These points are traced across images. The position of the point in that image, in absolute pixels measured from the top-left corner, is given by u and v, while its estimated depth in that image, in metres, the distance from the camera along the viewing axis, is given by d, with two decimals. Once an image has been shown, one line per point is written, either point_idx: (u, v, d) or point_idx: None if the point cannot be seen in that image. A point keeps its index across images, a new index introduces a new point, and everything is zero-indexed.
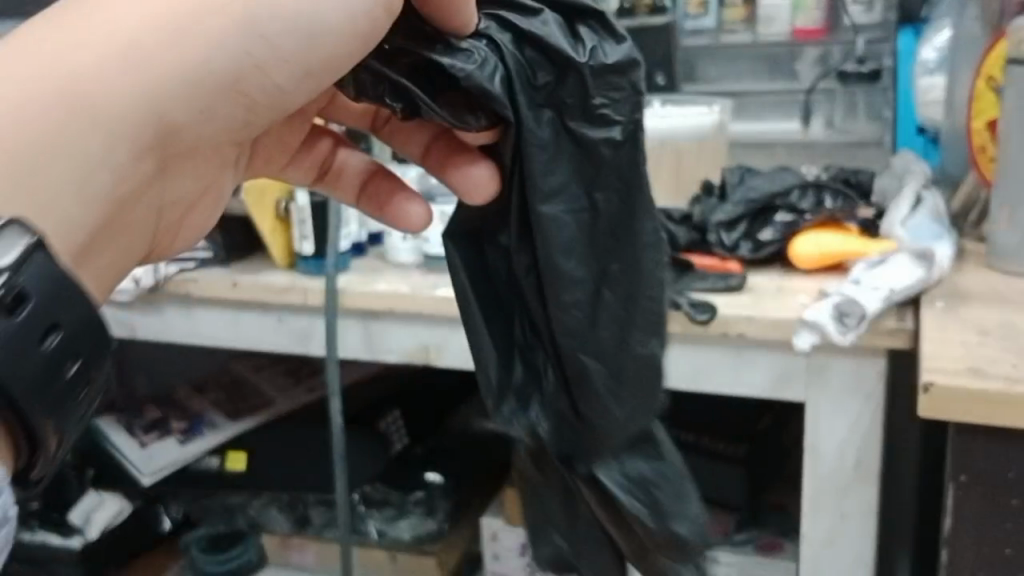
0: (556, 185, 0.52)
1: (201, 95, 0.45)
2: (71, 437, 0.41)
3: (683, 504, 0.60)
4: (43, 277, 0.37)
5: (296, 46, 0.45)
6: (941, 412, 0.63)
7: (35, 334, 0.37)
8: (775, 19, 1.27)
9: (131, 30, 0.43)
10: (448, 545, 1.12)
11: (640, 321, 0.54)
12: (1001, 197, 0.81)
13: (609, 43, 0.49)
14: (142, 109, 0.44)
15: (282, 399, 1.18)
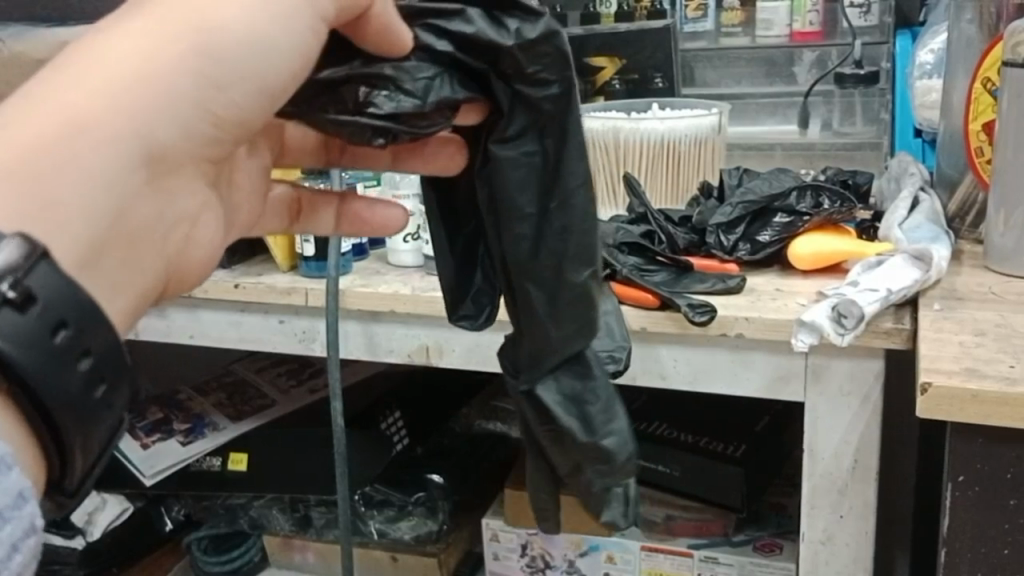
0: (507, 134, 0.55)
1: (172, 113, 0.45)
2: (102, 447, 0.43)
3: (612, 419, 0.63)
4: (51, 280, 0.39)
5: (246, 65, 0.46)
6: (939, 413, 0.64)
7: (46, 331, 0.38)
8: (774, 22, 1.31)
9: (99, 70, 0.43)
10: (449, 546, 1.14)
11: (571, 255, 0.57)
12: (998, 199, 0.82)
13: (529, 19, 0.51)
14: (125, 134, 0.44)
15: (284, 399, 1.20)
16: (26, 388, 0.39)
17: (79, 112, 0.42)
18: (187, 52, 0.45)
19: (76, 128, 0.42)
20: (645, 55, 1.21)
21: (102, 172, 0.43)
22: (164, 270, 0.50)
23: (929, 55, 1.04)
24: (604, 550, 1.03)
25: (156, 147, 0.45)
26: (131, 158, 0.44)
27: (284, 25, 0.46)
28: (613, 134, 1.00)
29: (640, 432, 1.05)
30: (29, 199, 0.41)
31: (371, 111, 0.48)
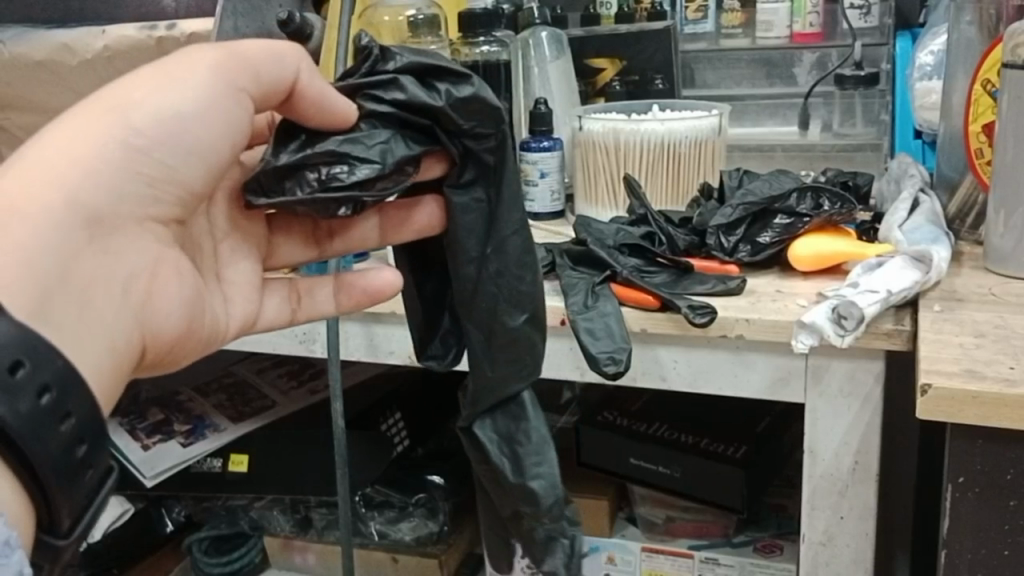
0: (461, 180, 0.63)
1: (102, 177, 0.53)
2: (81, 496, 0.48)
3: (541, 462, 0.69)
4: (5, 327, 0.45)
5: (174, 129, 0.55)
6: (939, 414, 0.64)
7: (4, 371, 0.44)
8: (774, 23, 1.30)
9: (41, 153, 0.52)
10: (450, 546, 1.14)
11: (505, 299, 0.65)
12: (997, 200, 0.82)
13: (460, 82, 0.59)
14: (61, 203, 0.51)
15: (285, 400, 1.20)
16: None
17: (20, 194, 0.50)
18: (109, 128, 0.53)
19: (19, 209, 0.50)
20: (645, 56, 1.21)
21: (45, 235, 0.50)
22: (131, 320, 0.56)
23: (929, 56, 1.04)
24: (605, 550, 1.04)
25: (91, 209, 0.52)
26: (71, 222, 0.51)
27: (200, 96, 0.55)
28: (613, 136, 1.01)
29: (638, 432, 1.05)
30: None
31: (335, 185, 0.56)
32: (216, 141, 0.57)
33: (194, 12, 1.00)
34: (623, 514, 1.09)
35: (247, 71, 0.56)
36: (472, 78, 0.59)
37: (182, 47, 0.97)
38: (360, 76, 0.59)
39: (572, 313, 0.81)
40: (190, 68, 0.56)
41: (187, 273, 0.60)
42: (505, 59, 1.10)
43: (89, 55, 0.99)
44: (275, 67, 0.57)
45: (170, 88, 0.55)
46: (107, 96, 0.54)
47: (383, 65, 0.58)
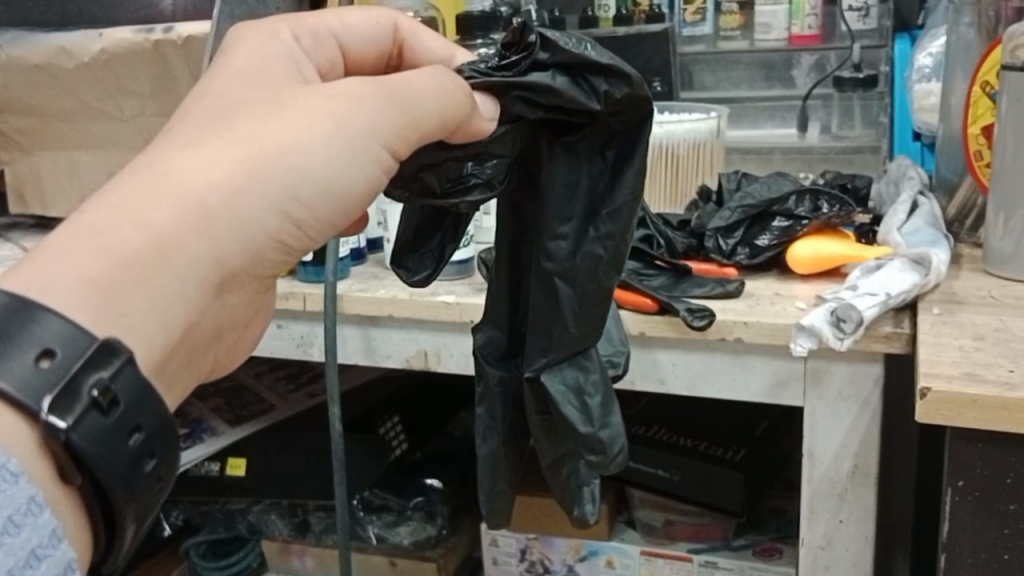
0: (571, 141, 0.62)
1: (245, 235, 0.47)
2: (141, 532, 0.45)
3: (608, 414, 0.68)
4: (135, 386, 0.41)
5: (321, 200, 0.50)
6: (938, 418, 0.64)
7: (122, 434, 0.41)
8: (772, 25, 1.29)
9: (190, 194, 0.45)
10: (448, 551, 1.13)
11: (607, 262, 0.63)
12: (998, 203, 0.82)
13: (620, 83, 0.58)
14: (204, 258, 0.45)
15: (283, 403, 1.19)
16: (95, 484, 0.41)
17: (163, 233, 0.44)
18: (270, 183, 0.48)
19: (161, 255, 0.44)
20: (643, 59, 1.21)
21: (179, 290, 0.44)
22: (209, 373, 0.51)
23: (929, 58, 1.04)
24: (603, 554, 1.03)
25: (227, 270, 0.47)
26: (205, 278, 0.46)
27: (361, 162, 0.51)
28: None
29: (639, 437, 1.04)
30: (122, 313, 0.42)
31: (470, 184, 0.59)
32: (352, 201, 0.52)
33: (192, 15, 0.99)
34: (622, 517, 1.09)
35: (412, 134, 0.53)
36: (631, 76, 0.59)
37: (180, 50, 0.97)
38: (512, 68, 0.58)
39: None
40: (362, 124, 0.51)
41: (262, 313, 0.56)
42: None
43: (87, 58, 0.98)
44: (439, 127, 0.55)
45: (342, 143, 0.50)
46: (277, 140, 0.48)
47: (543, 57, 0.57)
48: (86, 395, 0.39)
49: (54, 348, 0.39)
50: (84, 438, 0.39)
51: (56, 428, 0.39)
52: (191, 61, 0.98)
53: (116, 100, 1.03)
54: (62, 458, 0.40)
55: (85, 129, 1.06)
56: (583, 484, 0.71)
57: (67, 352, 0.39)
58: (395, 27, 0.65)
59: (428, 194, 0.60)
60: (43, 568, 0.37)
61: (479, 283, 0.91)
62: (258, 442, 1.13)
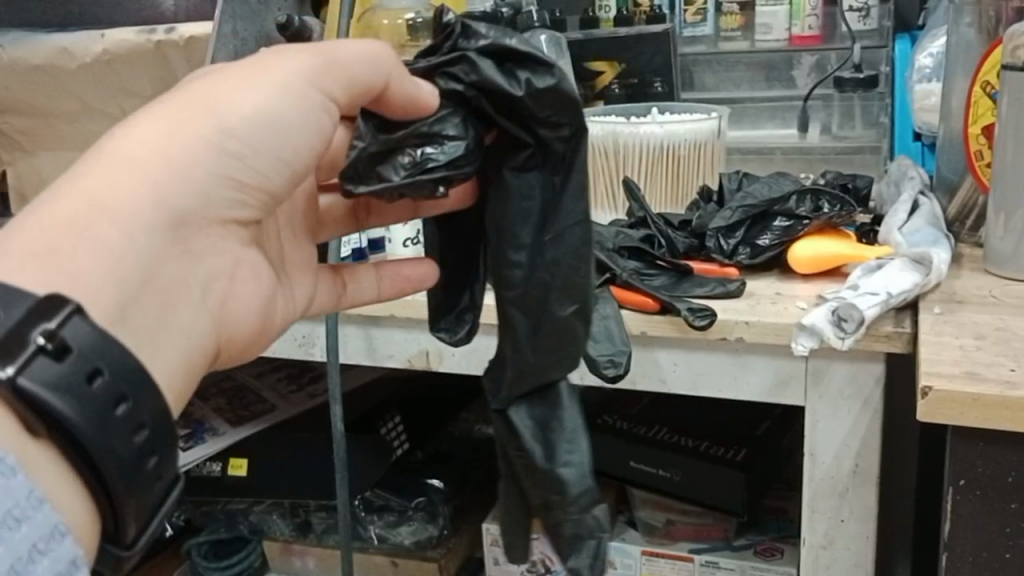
0: (517, 163, 0.59)
1: (188, 184, 0.50)
2: (150, 502, 0.45)
3: (573, 450, 0.63)
4: (85, 333, 0.42)
5: (260, 138, 0.51)
6: (940, 417, 0.64)
7: (81, 379, 0.42)
8: (772, 25, 1.30)
9: (122, 156, 0.48)
10: (449, 551, 1.12)
11: (558, 288, 0.61)
12: (998, 203, 0.82)
13: (542, 73, 0.55)
14: (146, 207, 0.48)
15: (284, 403, 1.19)
16: (70, 439, 0.42)
17: (101, 190, 0.47)
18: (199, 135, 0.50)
19: (103, 209, 0.46)
20: (644, 59, 1.21)
21: (127, 241, 0.47)
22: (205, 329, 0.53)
23: (929, 58, 1.04)
24: (604, 555, 1.03)
25: (176, 212, 0.49)
26: (155, 228, 0.48)
27: (294, 100, 0.52)
28: (613, 139, 1.01)
29: (640, 437, 1.04)
30: (61, 269, 0.44)
31: (428, 165, 0.53)
32: (301, 141, 0.53)
33: (194, 16, 1.00)
34: (624, 517, 1.09)
35: (342, 76, 0.53)
36: (558, 68, 0.55)
37: (182, 51, 0.97)
38: (442, 53, 0.56)
39: None
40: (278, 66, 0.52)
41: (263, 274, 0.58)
42: None
43: (88, 59, 0.99)
44: (367, 74, 0.54)
45: (265, 88, 0.51)
46: (194, 94, 0.51)
47: (465, 44, 0.55)
48: (33, 342, 0.40)
49: (1, 312, 0.41)
50: (34, 382, 0.40)
51: (2, 377, 0.40)
52: (192, 61, 0.98)
53: (118, 100, 1.03)
54: (19, 407, 0.40)
55: (87, 130, 1.07)
56: (569, 525, 0.63)
57: (12, 313, 0.41)
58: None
59: (378, 182, 0.53)
60: (24, 529, 0.38)
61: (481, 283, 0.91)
62: (259, 442, 1.13)
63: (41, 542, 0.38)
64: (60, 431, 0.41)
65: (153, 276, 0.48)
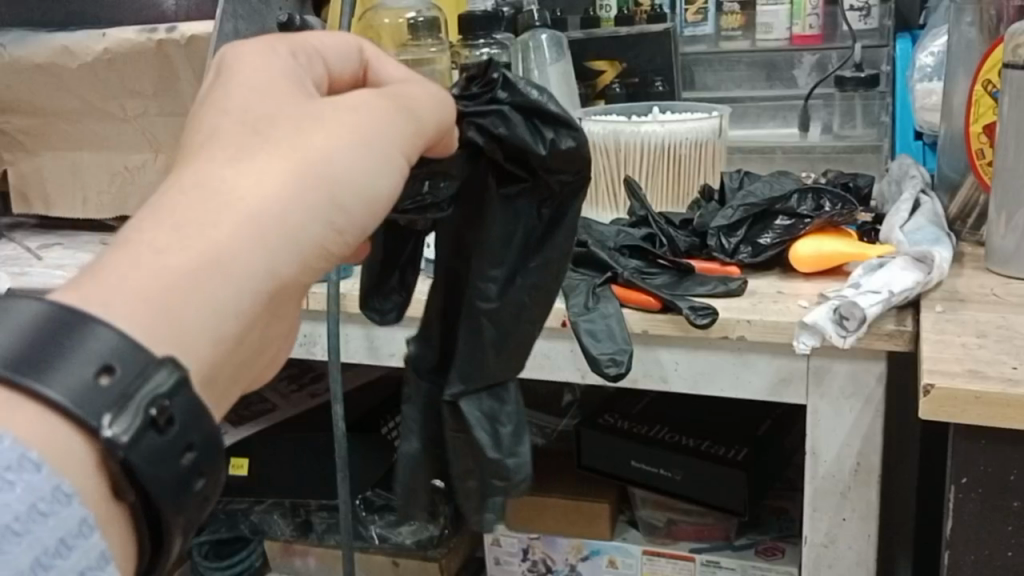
0: (512, 193, 0.61)
1: (299, 249, 0.42)
2: (200, 513, 0.39)
3: (520, 443, 0.62)
4: (192, 405, 0.37)
5: (358, 210, 0.45)
6: (941, 414, 0.64)
7: (175, 451, 0.36)
8: (773, 26, 1.30)
9: (237, 212, 0.41)
10: (450, 551, 1.13)
11: (532, 309, 0.61)
12: (999, 202, 0.82)
13: (568, 135, 0.58)
14: (256, 270, 0.41)
15: (285, 403, 1.19)
16: (147, 496, 0.36)
17: (216, 248, 0.40)
18: (309, 189, 0.43)
19: (218, 271, 0.40)
20: (645, 58, 1.21)
21: (234, 309, 0.40)
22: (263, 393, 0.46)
23: (930, 57, 1.05)
24: (605, 554, 1.04)
25: (281, 285, 0.42)
26: (260, 292, 0.41)
27: (386, 166, 0.46)
28: (614, 138, 1.01)
29: (641, 436, 1.04)
30: (167, 327, 0.38)
31: None
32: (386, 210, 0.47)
33: (194, 15, 1.00)
34: (625, 517, 1.09)
35: (425, 140, 0.50)
36: (580, 133, 0.59)
37: (183, 50, 0.97)
38: (472, 101, 0.59)
39: (573, 313, 0.81)
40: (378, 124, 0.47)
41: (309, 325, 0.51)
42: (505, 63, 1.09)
43: (89, 58, 0.99)
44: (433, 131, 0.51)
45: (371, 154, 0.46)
46: (308, 149, 0.44)
47: (501, 96, 0.58)
48: (142, 413, 0.35)
49: (113, 364, 0.35)
50: (140, 457, 0.35)
51: (114, 447, 0.35)
52: (193, 60, 0.98)
53: (119, 100, 1.03)
54: (118, 476, 0.35)
55: (88, 129, 1.07)
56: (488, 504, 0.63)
57: (127, 369, 0.35)
58: (360, 53, 0.53)
59: None
60: (74, 557, 0.33)
61: None
62: (259, 441, 1.13)
63: None
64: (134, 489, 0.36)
65: (242, 352, 0.42)
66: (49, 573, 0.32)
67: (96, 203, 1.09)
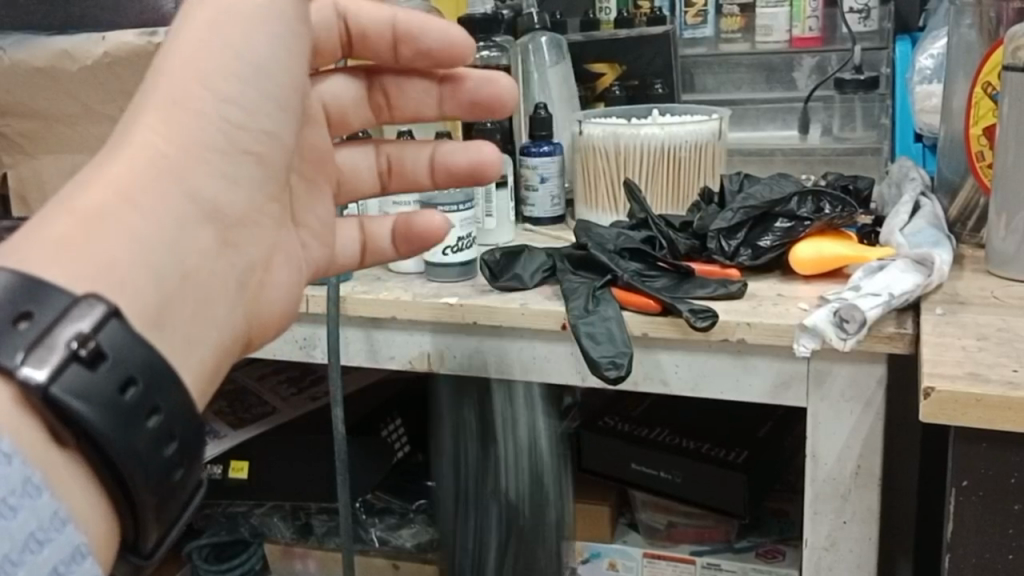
0: None
1: (207, 160, 0.48)
2: (171, 506, 0.42)
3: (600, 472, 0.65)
4: (117, 337, 0.38)
5: (252, 101, 0.50)
6: (942, 417, 0.64)
7: (114, 388, 0.38)
8: (773, 28, 1.31)
9: (147, 143, 0.46)
10: (449, 553, 1.12)
11: None
12: (999, 205, 0.82)
13: None
14: (177, 196, 0.46)
15: (285, 407, 1.19)
16: (99, 451, 0.38)
17: (127, 177, 0.45)
18: (200, 102, 0.48)
19: (133, 194, 0.45)
20: (644, 61, 1.21)
21: (163, 225, 0.45)
22: (235, 313, 0.51)
23: (929, 60, 1.05)
24: (606, 557, 1.04)
25: (204, 191, 0.48)
26: (187, 210, 0.47)
27: (269, 54, 0.51)
28: (614, 140, 1.01)
29: (640, 439, 1.04)
30: (99, 258, 0.42)
31: None
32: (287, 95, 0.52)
33: None
34: (625, 519, 1.09)
35: None
36: None
37: None
38: None
39: (573, 317, 0.81)
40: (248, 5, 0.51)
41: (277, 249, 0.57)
42: (505, 65, 1.11)
43: (89, 61, 1.01)
44: None
45: (250, 50, 0.50)
46: (189, 64, 0.49)
47: None
48: (64, 347, 0.37)
49: (34, 311, 0.37)
50: (66, 390, 0.37)
51: (35, 384, 0.36)
52: None
53: (119, 102, 1.03)
54: (49, 413, 0.37)
55: (89, 133, 1.07)
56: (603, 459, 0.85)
57: (45, 310, 0.38)
58: (336, 8, 0.64)
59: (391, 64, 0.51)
60: (45, 553, 0.35)
61: (481, 285, 0.91)
62: (258, 445, 1.13)
63: (62, 566, 0.35)
64: (92, 442, 0.38)
65: (184, 258, 0.46)
66: (20, 567, 0.34)
67: None
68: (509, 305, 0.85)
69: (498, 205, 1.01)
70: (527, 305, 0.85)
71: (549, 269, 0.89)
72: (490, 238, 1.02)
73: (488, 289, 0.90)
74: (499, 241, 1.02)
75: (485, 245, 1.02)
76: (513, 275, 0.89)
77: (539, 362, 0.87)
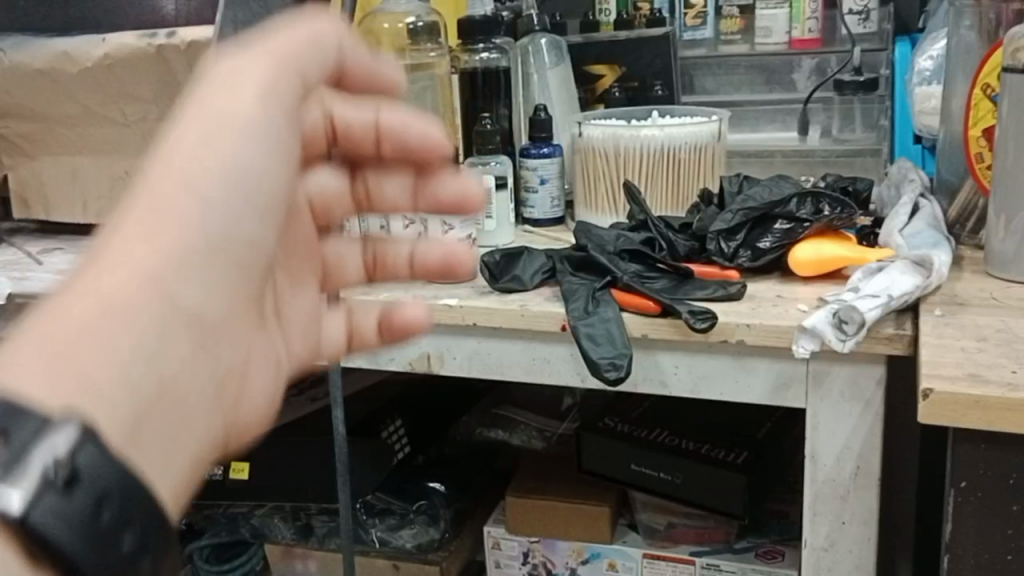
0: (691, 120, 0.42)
1: (199, 263, 0.41)
2: None
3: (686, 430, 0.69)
4: (96, 459, 0.34)
5: (240, 194, 0.43)
6: (940, 419, 0.64)
7: (92, 513, 0.33)
8: (773, 29, 1.32)
9: (130, 251, 0.40)
10: (451, 553, 1.14)
11: None
12: (998, 207, 0.82)
13: None
14: (162, 300, 0.40)
15: (285, 408, 1.20)
16: None
17: (107, 289, 0.39)
18: (183, 198, 0.41)
19: (111, 304, 0.38)
20: (644, 63, 1.21)
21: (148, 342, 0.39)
22: (219, 428, 0.44)
23: (929, 61, 1.06)
24: (606, 557, 1.04)
25: (197, 302, 0.41)
26: (173, 321, 0.40)
27: (264, 130, 0.44)
28: (613, 142, 1.01)
29: (640, 439, 1.04)
30: (69, 378, 0.36)
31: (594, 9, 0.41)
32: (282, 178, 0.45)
33: (194, 21, 1.01)
34: (625, 520, 1.09)
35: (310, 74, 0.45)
36: None
37: (183, 55, 0.98)
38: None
39: (573, 317, 0.82)
40: (238, 75, 0.43)
41: (264, 346, 0.50)
42: (505, 66, 1.11)
43: (89, 63, 1.01)
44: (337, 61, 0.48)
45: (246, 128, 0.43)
46: (175, 150, 0.42)
47: None
48: (40, 472, 0.32)
49: (8, 429, 0.33)
50: (46, 522, 0.32)
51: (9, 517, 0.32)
52: (193, 66, 0.99)
53: (119, 104, 1.04)
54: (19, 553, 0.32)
55: (89, 135, 1.07)
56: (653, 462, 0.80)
57: (22, 430, 0.33)
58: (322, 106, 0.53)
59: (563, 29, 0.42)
60: None
61: (481, 286, 0.91)
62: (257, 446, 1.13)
63: None
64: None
65: (163, 378, 0.39)
66: None
67: (96, 208, 1.10)
68: (509, 306, 0.85)
69: (499, 207, 1.02)
70: (527, 307, 0.85)
71: (550, 270, 0.89)
72: (490, 240, 1.02)
73: (487, 290, 0.90)
74: (499, 243, 1.02)
75: (485, 247, 1.02)
76: (512, 276, 0.89)
77: (539, 364, 0.87)
